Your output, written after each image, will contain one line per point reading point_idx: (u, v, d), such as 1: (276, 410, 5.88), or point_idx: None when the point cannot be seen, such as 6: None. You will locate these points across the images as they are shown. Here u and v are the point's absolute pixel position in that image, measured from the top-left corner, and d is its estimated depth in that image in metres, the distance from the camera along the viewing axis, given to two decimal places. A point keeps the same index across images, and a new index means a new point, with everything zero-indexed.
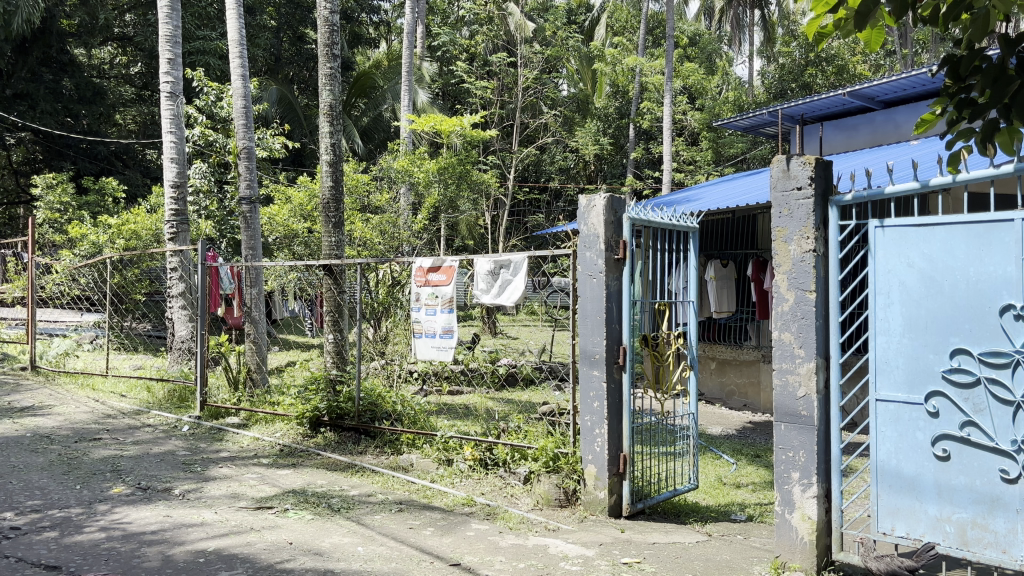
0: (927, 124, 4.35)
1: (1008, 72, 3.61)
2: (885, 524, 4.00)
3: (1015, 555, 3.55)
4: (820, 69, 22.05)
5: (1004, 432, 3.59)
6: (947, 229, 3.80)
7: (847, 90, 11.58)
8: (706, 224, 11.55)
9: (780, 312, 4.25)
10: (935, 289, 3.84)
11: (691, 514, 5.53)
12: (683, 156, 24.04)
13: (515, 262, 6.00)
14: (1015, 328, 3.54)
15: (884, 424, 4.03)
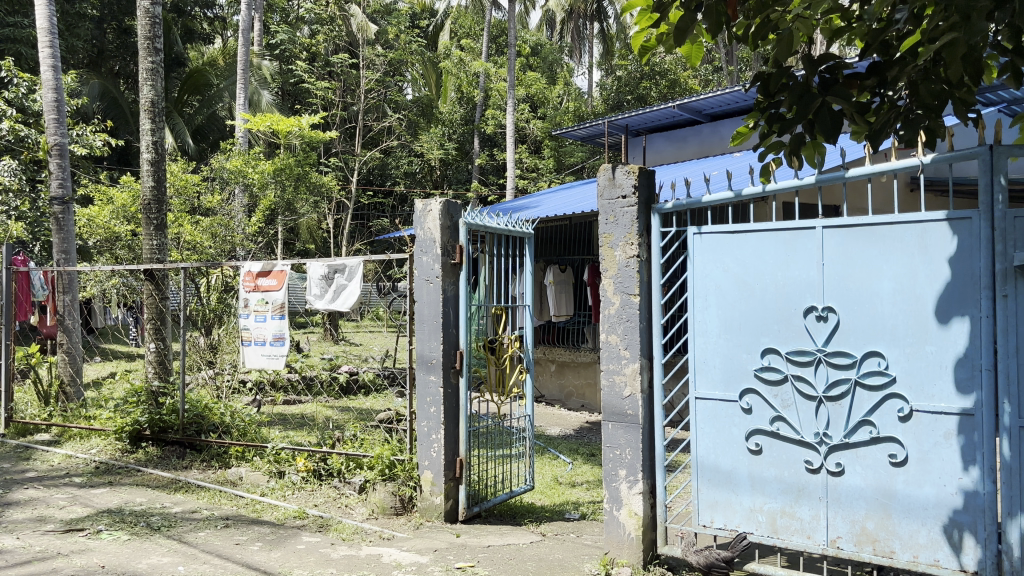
0: (741, 137, 4.60)
1: (811, 91, 3.86)
2: (705, 516, 4.20)
3: (818, 539, 3.84)
4: (654, 82, 23.02)
5: (808, 425, 3.86)
6: (757, 237, 4.04)
7: (677, 103, 12.15)
8: (543, 231, 11.82)
9: (608, 315, 4.39)
10: (748, 292, 4.07)
11: (525, 514, 5.61)
12: (526, 163, 24.47)
13: (350, 266, 5.90)
14: (817, 328, 3.83)
15: (703, 421, 4.22)
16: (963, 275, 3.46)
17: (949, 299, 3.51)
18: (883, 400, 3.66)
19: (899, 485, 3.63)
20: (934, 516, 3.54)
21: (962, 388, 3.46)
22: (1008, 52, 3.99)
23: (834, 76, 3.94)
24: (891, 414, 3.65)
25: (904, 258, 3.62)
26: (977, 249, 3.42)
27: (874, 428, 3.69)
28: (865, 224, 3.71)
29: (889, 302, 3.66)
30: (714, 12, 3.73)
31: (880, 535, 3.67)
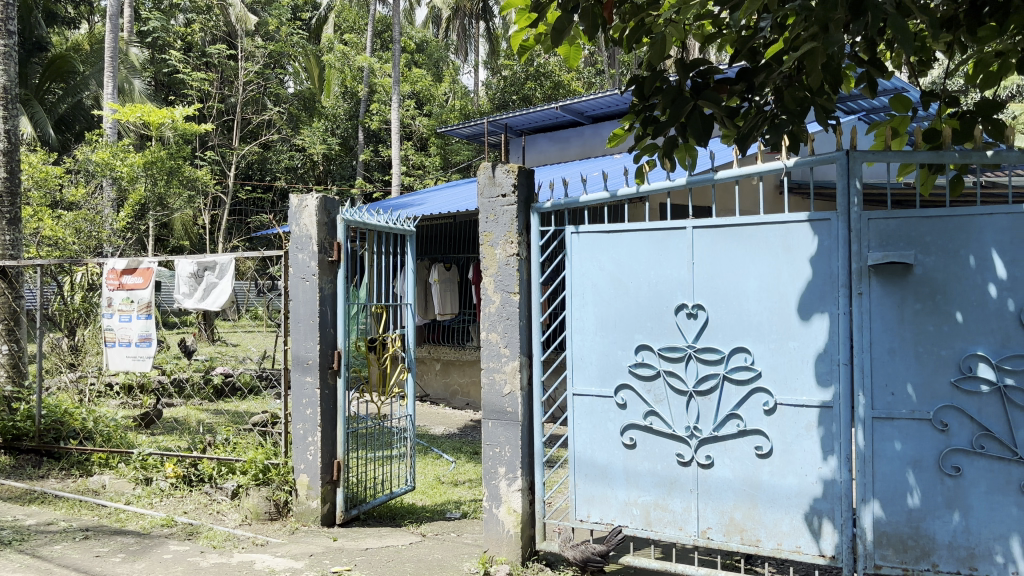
0: (618, 139, 4.71)
1: (683, 95, 3.98)
2: (582, 511, 4.25)
3: (689, 530, 3.96)
4: (538, 83, 23.21)
5: (680, 419, 3.97)
6: (632, 236, 4.12)
7: (560, 104, 12.31)
8: (425, 229, 11.76)
9: (488, 313, 4.38)
10: (623, 290, 4.14)
11: (406, 515, 5.54)
12: (412, 160, 24.28)
13: (221, 264, 5.70)
14: (688, 325, 3.94)
15: (580, 417, 4.27)
16: (823, 274, 3.65)
17: (809, 297, 3.68)
18: (750, 394, 3.82)
19: (764, 476, 3.78)
20: (796, 504, 3.71)
21: (822, 380, 3.65)
22: (865, 64, 4.21)
23: (705, 81, 4.08)
24: (757, 407, 3.80)
25: (769, 257, 3.77)
26: (835, 250, 3.61)
27: (742, 421, 3.83)
28: (732, 224, 3.85)
29: (756, 300, 3.80)
30: (591, 15, 3.77)
31: (747, 524, 3.82)
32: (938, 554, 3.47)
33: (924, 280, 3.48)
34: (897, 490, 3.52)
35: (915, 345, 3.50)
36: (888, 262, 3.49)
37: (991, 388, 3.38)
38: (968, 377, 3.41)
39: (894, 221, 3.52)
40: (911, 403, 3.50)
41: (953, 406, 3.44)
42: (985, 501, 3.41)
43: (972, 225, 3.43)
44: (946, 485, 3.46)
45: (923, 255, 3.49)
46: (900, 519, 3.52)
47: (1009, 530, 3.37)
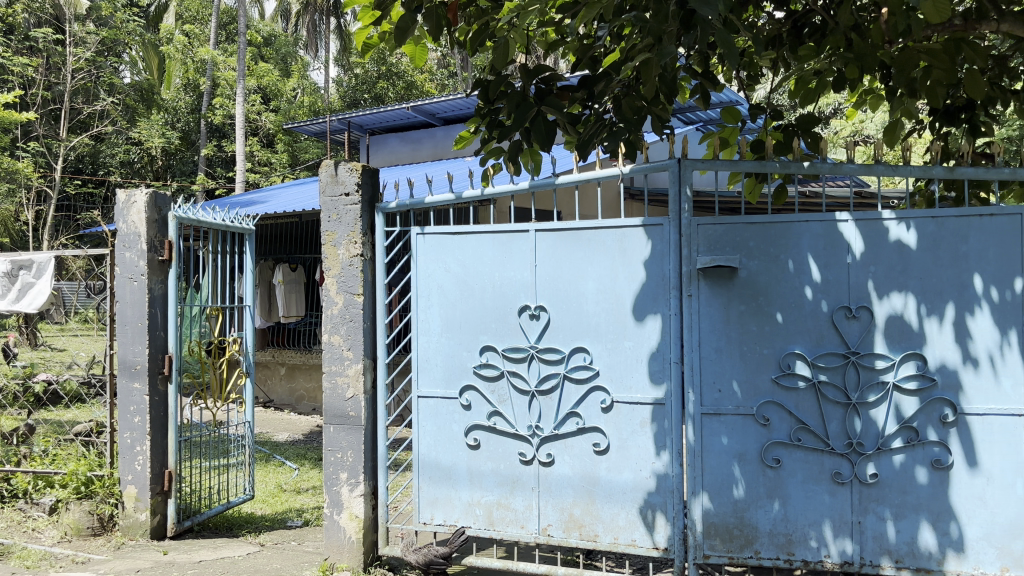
0: (464, 141, 4.73)
1: (528, 99, 4.05)
2: (425, 514, 4.22)
3: (531, 528, 4.01)
4: (391, 83, 22.94)
5: (522, 419, 4.03)
6: (476, 237, 4.12)
7: (411, 105, 12.24)
8: (264, 228, 11.23)
9: (330, 315, 4.28)
10: (466, 292, 4.14)
11: (244, 525, 5.34)
12: (258, 157, 23.47)
13: (39, 263, 5.36)
14: (530, 326, 4.00)
15: (423, 419, 4.23)
16: (656, 276, 3.79)
17: (644, 298, 3.82)
18: (588, 393, 3.92)
19: (602, 472, 3.89)
20: (632, 499, 3.83)
21: (656, 378, 3.80)
22: (699, 76, 4.42)
23: (548, 87, 4.17)
24: (595, 405, 3.91)
25: (607, 260, 3.89)
26: (667, 254, 3.76)
27: (581, 419, 3.93)
28: (573, 227, 3.94)
29: (594, 301, 3.91)
30: (434, 15, 3.78)
31: (586, 520, 3.92)
32: (760, 541, 3.68)
33: (748, 283, 3.69)
34: (724, 482, 3.71)
35: (740, 345, 3.70)
36: (715, 266, 3.67)
37: (806, 383, 3.63)
38: (787, 374, 3.64)
39: (721, 227, 3.71)
40: (737, 399, 3.70)
41: (774, 401, 3.66)
42: (801, 490, 3.64)
43: (791, 231, 3.66)
44: (767, 476, 3.67)
45: (747, 260, 3.69)
46: (727, 510, 3.71)
47: (822, 516, 3.62)
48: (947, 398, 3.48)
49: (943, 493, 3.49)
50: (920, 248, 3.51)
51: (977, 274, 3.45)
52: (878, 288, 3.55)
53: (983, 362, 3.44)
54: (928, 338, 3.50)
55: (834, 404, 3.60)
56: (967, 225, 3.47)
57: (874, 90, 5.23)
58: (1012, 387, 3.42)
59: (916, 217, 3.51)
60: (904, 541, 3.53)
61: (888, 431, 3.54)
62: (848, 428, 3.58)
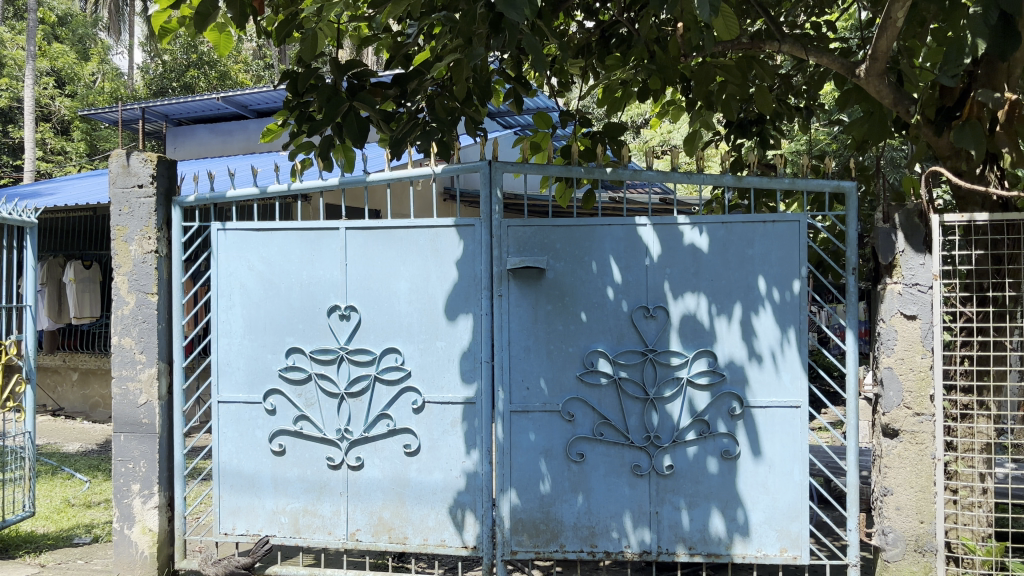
0: (272, 134, 4.56)
1: (339, 94, 3.95)
2: (226, 524, 4.03)
3: (338, 534, 3.92)
4: (201, 72, 21.55)
5: (330, 422, 3.93)
6: (282, 234, 3.97)
7: (221, 95, 11.67)
8: (45, 221, 10.38)
9: (120, 316, 4.00)
10: (271, 290, 3.98)
11: (22, 545, 4.88)
12: (50, 145, 21.63)
13: None
14: (339, 327, 3.91)
15: (224, 425, 4.03)
16: (467, 276, 3.81)
17: (455, 298, 3.83)
18: (399, 394, 3.88)
19: (411, 473, 3.87)
20: (442, 499, 3.83)
21: (466, 378, 3.82)
22: (512, 80, 4.58)
23: (361, 82, 4.09)
24: (406, 406, 3.88)
25: (418, 259, 3.86)
26: (478, 254, 3.80)
27: (391, 421, 3.88)
28: (383, 226, 3.88)
29: (406, 301, 3.88)
30: (238, 3, 3.59)
31: (395, 522, 3.87)
32: (565, 535, 3.77)
33: (554, 283, 3.78)
34: (531, 478, 3.77)
35: (547, 343, 3.78)
36: (523, 267, 3.73)
37: (608, 380, 3.76)
38: (591, 371, 3.76)
39: (530, 229, 3.77)
40: (544, 396, 3.77)
41: (578, 398, 3.77)
42: (603, 483, 3.77)
43: (594, 233, 3.78)
44: (572, 471, 3.77)
45: (554, 261, 3.78)
46: (533, 505, 3.78)
47: (622, 508, 3.76)
48: (734, 392, 3.72)
49: (731, 481, 3.72)
50: (711, 252, 3.73)
51: (761, 276, 3.71)
52: (674, 289, 3.74)
53: (766, 358, 3.71)
54: (718, 336, 3.73)
55: (634, 399, 3.76)
56: (752, 231, 3.72)
57: (675, 102, 5.50)
58: (791, 381, 3.70)
59: (707, 223, 3.73)
60: (697, 528, 3.73)
61: (682, 424, 3.73)
62: (646, 422, 3.74)
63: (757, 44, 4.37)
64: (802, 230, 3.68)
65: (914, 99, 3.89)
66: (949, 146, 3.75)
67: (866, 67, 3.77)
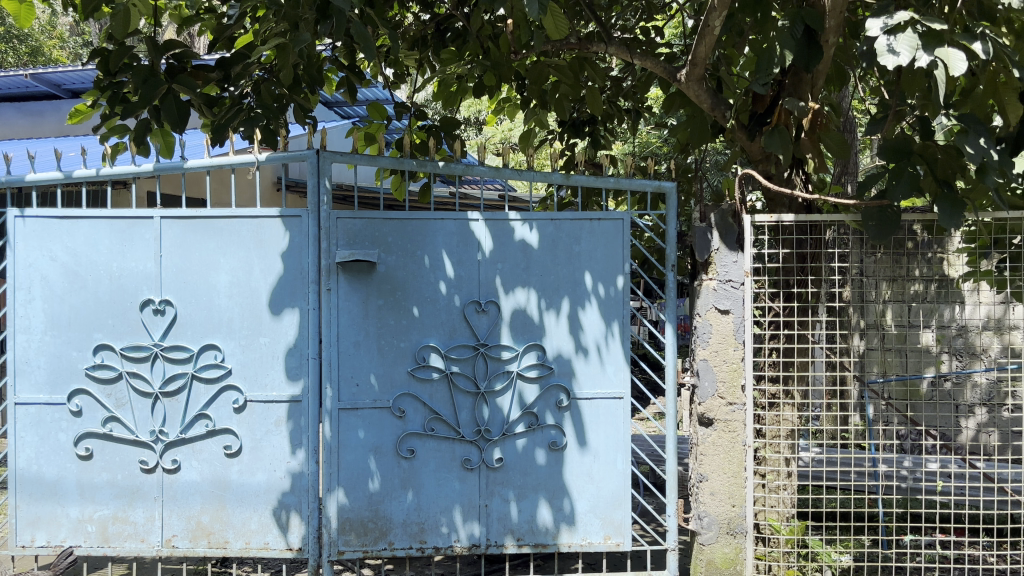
0: (81, 115, 4.25)
1: (157, 76, 3.71)
2: (24, 536, 3.71)
3: (152, 541, 3.70)
4: (9, 46, 19.71)
5: (144, 423, 3.70)
6: (90, 222, 3.69)
7: (30, 72, 10.76)
8: None
9: None
10: (76, 283, 3.69)
11: None
12: None
13: None
14: (154, 322, 3.69)
15: (23, 429, 3.70)
16: (292, 269, 3.69)
17: (280, 293, 3.69)
18: (219, 393, 3.70)
19: (232, 475, 3.70)
20: (265, 501, 3.70)
21: (291, 375, 3.70)
22: (345, 69, 4.48)
23: (181, 64, 3.86)
24: (226, 406, 3.71)
25: (240, 252, 3.70)
26: (305, 246, 3.68)
27: (210, 421, 3.70)
28: (202, 216, 3.69)
29: (226, 295, 3.70)
30: None
31: (214, 527, 3.70)
32: (393, 533, 3.72)
33: (385, 277, 3.71)
34: (359, 476, 3.70)
35: (378, 338, 3.71)
36: (353, 260, 3.63)
37: (440, 375, 3.74)
38: (422, 366, 3.73)
39: (360, 221, 3.68)
40: (373, 392, 3.70)
41: (408, 393, 3.73)
42: (433, 479, 3.75)
43: (426, 228, 3.74)
44: (401, 467, 3.73)
45: (385, 254, 3.71)
46: (361, 504, 3.70)
47: (452, 502, 3.76)
48: (562, 384, 3.79)
49: (558, 472, 3.80)
50: (541, 248, 3.79)
51: (588, 272, 3.81)
52: (504, 284, 3.77)
53: (592, 351, 3.81)
54: (547, 330, 3.79)
55: (464, 393, 3.76)
56: (579, 228, 3.80)
57: (510, 99, 5.55)
58: (614, 372, 3.82)
59: (537, 219, 3.78)
60: (525, 519, 3.78)
61: (512, 418, 3.77)
62: (477, 416, 3.76)
63: (586, 46, 4.47)
64: (626, 227, 3.80)
65: (729, 104, 4.12)
66: (760, 150, 3.96)
67: (686, 72, 3.95)
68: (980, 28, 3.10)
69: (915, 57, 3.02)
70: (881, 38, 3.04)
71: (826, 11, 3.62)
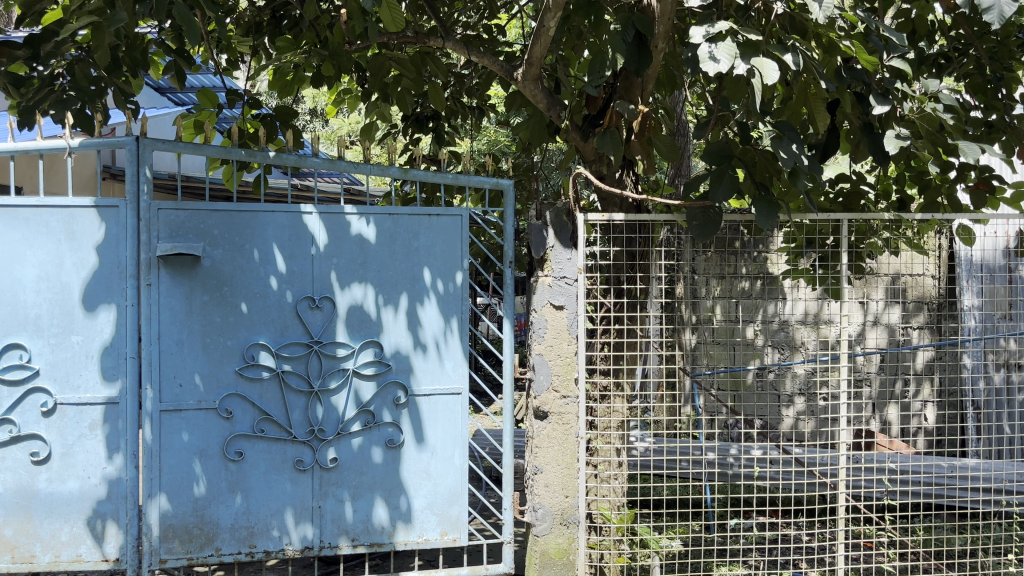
0: None
1: None
2: None
3: None
4: None
5: None
6: None
7: None
8: None
9: None
10: None
11: None
12: None
13: None
14: None
15: None
16: (108, 263, 3.46)
17: (94, 288, 3.46)
18: (25, 396, 3.43)
19: (40, 484, 3.44)
20: (77, 510, 3.46)
21: (107, 376, 3.47)
22: (172, 53, 4.27)
23: None
24: (33, 409, 3.44)
25: (49, 244, 3.44)
26: (123, 239, 3.46)
27: (14, 427, 3.42)
28: (5, 205, 3.40)
29: (33, 290, 3.43)
30: None
31: (19, 540, 3.43)
32: (220, 538, 3.57)
33: (211, 272, 3.55)
34: (183, 481, 3.52)
35: (203, 336, 3.55)
36: (176, 254, 3.46)
37: (270, 374, 3.62)
38: (251, 365, 3.59)
39: (184, 213, 3.51)
40: (198, 393, 3.54)
41: (236, 393, 3.58)
42: (262, 481, 3.62)
43: (256, 221, 3.61)
44: (229, 470, 3.59)
45: (210, 248, 3.55)
46: (185, 509, 3.53)
47: (283, 505, 3.64)
48: (399, 381, 3.76)
49: (395, 470, 3.76)
50: (378, 243, 3.74)
51: (426, 268, 3.78)
52: (339, 279, 3.69)
53: (430, 347, 3.80)
54: (384, 326, 3.74)
55: (296, 393, 3.65)
56: (418, 223, 3.78)
57: (351, 91, 5.43)
58: (452, 368, 3.82)
59: (374, 214, 3.73)
60: (360, 519, 3.72)
61: (347, 416, 3.70)
62: (310, 416, 3.66)
63: (424, 40, 4.43)
64: (464, 223, 3.81)
65: (565, 104, 4.20)
66: (594, 151, 4.05)
67: (523, 71, 3.99)
68: (792, 40, 3.29)
69: (734, 64, 3.17)
70: (704, 45, 3.18)
71: (656, 17, 3.74)
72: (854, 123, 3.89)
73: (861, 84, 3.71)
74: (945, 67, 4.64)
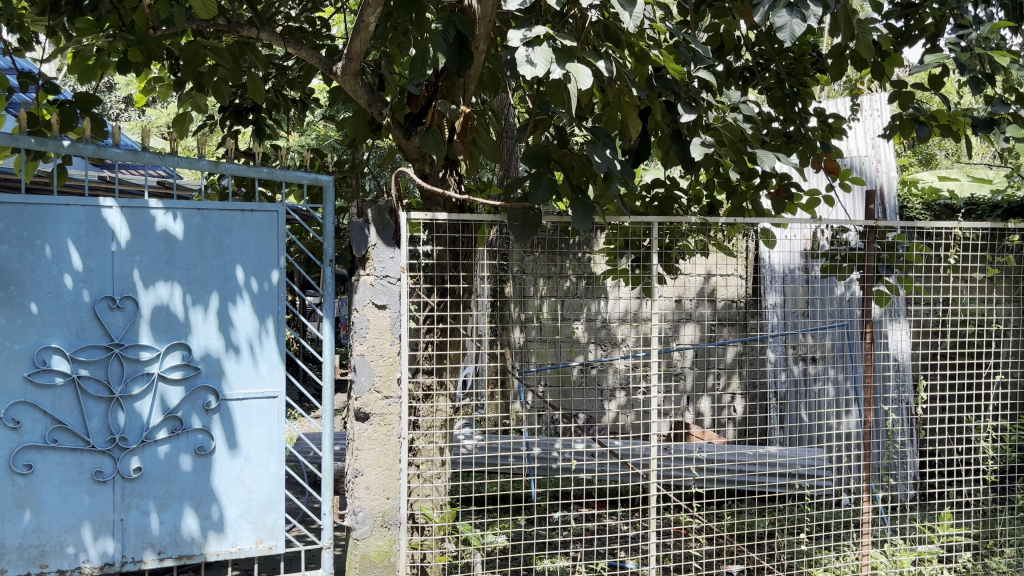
0: None
1: None
2: None
3: None
4: None
5: None
6: None
7: None
8: None
9: None
10: None
11: None
12: None
13: None
14: None
15: None
16: None
17: None
18: None
19: None
20: None
21: None
22: None
23: None
24: None
25: None
26: None
27: None
28: None
29: None
30: None
31: None
32: (6, 559, 3.30)
33: None
34: None
35: None
36: None
37: (64, 379, 3.37)
38: (41, 370, 3.33)
39: None
40: None
41: (25, 401, 3.31)
42: (56, 495, 3.37)
43: (47, 214, 3.35)
44: (16, 484, 3.31)
45: None
46: None
47: (79, 519, 3.40)
48: (209, 385, 3.59)
49: (205, 478, 3.58)
50: (186, 239, 3.55)
51: (239, 266, 3.63)
52: (143, 277, 3.47)
53: (243, 349, 3.64)
54: (192, 327, 3.56)
55: (94, 399, 3.42)
56: (229, 219, 3.62)
57: (162, 79, 5.12)
58: (267, 371, 3.69)
59: (182, 209, 3.54)
60: (167, 531, 3.52)
61: (152, 423, 3.50)
62: (110, 423, 3.44)
63: (239, 29, 4.23)
64: (280, 220, 3.69)
65: (386, 102, 4.16)
66: (416, 150, 4.02)
67: (343, 65, 3.90)
68: (605, 48, 3.39)
69: (550, 69, 3.24)
70: (521, 49, 3.22)
71: (477, 18, 3.76)
72: (664, 130, 4.08)
73: (671, 94, 3.89)
74: (748, 81, 4.94)
